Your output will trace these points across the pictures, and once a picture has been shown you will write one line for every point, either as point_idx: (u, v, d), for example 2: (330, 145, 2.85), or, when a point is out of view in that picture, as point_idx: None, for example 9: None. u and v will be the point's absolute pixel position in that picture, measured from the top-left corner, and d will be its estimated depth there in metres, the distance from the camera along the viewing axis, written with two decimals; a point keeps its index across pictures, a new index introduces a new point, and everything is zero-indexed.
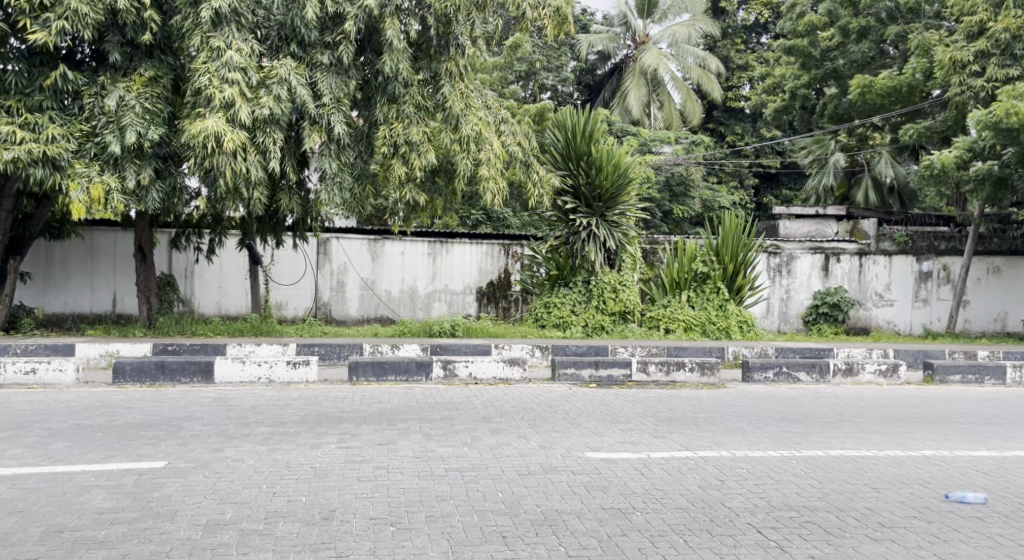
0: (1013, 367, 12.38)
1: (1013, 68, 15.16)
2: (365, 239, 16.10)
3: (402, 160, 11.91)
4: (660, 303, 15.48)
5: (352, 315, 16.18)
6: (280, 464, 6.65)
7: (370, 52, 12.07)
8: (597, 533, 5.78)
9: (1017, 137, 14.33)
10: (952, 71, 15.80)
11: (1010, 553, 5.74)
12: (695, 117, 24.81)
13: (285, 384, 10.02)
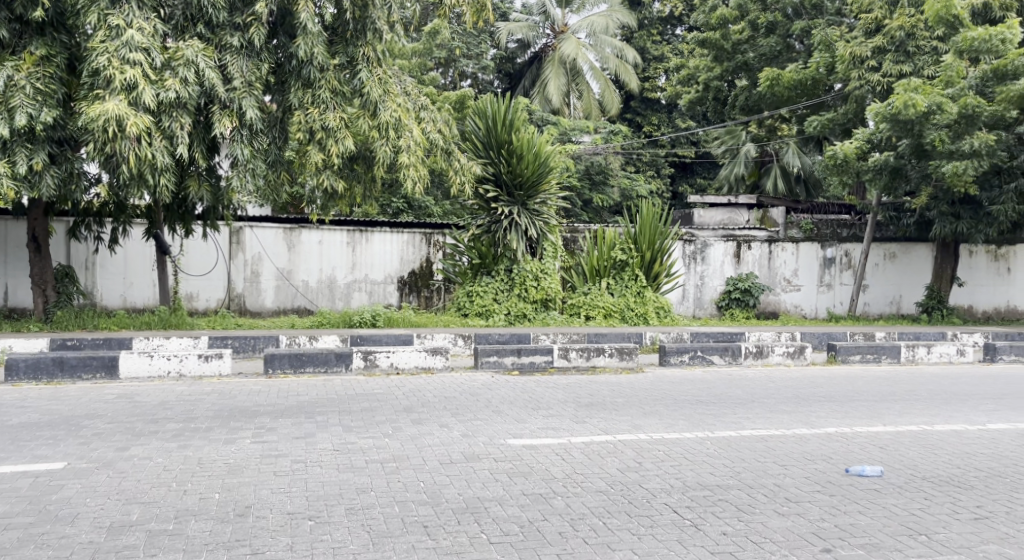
0: (907, 346, 13.00)
1: (906, 63, 16.17)
2: (280, 227, 15.86)
3: (319, 146, 11.74)
4: (581, 290, 15.71)
5: (267, 306, 15.94)
6: (191, 461, 6.58)
7: (282, 36, 11.96)
8: (518, 519, 5.91)
9: (912, 129, 15.07)
10: (853, 66, 16.68)
11: (905, 522, 6.07)
12: (614, 106, 25.07)
13: (197, 377, 9.92)
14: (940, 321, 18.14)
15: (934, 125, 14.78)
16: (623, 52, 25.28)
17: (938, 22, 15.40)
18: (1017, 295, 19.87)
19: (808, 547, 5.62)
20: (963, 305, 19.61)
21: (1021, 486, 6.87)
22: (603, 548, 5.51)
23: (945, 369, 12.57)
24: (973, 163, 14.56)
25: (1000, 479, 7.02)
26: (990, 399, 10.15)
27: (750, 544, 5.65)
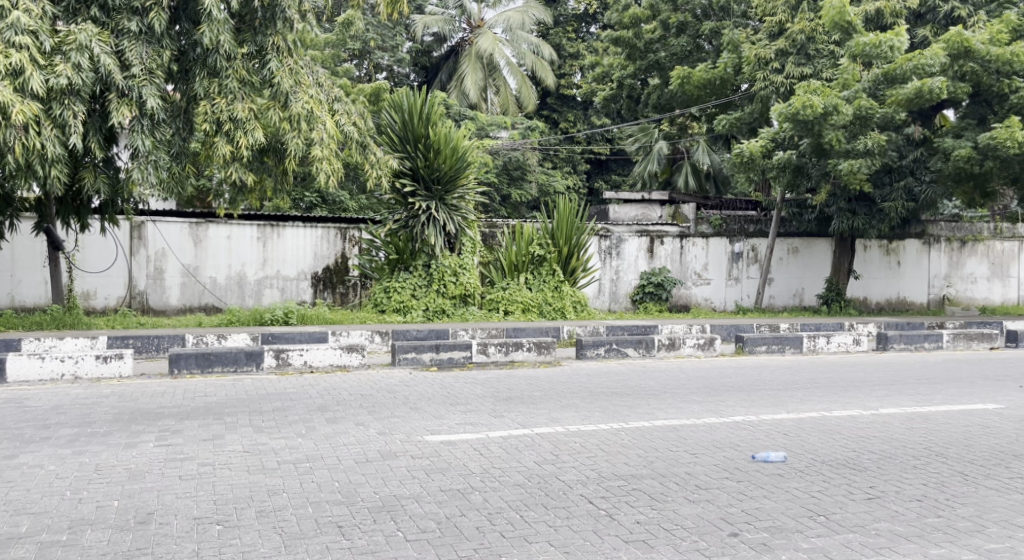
0: (809, 336, 13.46)
1: (806, 66, 16.90)
2: (185, 222, 15.50)
3: (225, 137, 11.54)
4: (500, 286, 15.78)
5: (171, 304, 15.57)
6: (88, 468, 6.42)
7: (186, 22, 11.61)
8: (435, 515, 5.94)
9: (811, 129, 15.53)
10: (757, 68, 17.23)
11: (806, 504, 6.32)
12: (531, 102, 25.34)
13: (95, 379, 9.66)
14: (837, 312, 19.00)
15: (832, 126, 15.37)
16: (539, 49, 25.56)
17: (834, 26, 16.03)
18: (908, 286, 21.02)
19: (716, 532, 5.79)
20: (859, 297, 20.46)
21: (912, 466, 7.23)
22: (520, 541, 5.58)
23: (843, 358, 13.08)
24: (866, 161, 15.45)
25: (893, 461, 7.37)
26: (884, 385, 10.64)
27: (663, 531, 5.80)
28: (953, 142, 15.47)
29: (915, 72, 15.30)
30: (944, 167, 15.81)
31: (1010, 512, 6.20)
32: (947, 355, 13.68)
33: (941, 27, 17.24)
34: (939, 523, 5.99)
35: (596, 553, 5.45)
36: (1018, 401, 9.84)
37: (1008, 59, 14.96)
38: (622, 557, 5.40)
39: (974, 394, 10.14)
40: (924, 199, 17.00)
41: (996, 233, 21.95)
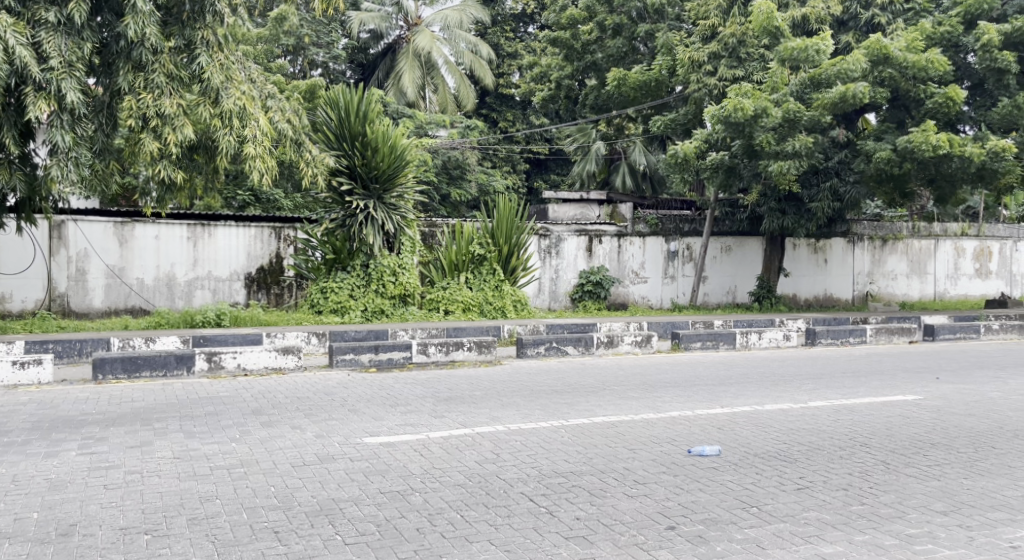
0: (742, 333, 13.73)
1: (738, 69, 17.21)
2: (109, 222, 15.12)
3: (153, 134, 11.26)
4: (440, 285, 15.74)
5: (95, 307, 15.15)
6: (5, 480, 6.22)
7: (108, 13, 11.31)
8: (374, 518, 5.91)
9: (744, 130, 15.87)
10: (692, 70, 17.47)
11: (740, 496, 6.43)
12: (469, 101, 25.20)
13: (12, 386, 9.35)
14: (769, 309, 19.46)
15: (762, 127, 15.73)
16: (477, 48, 25.51)
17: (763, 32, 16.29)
18: (834, 283, 21.53)
19: (654, 526, 5.86)
20: (788, 294, 20.91)
21: (838, 456, 7.42)
22: (460, 541, 5.58)
23: (774, 353, 13.35)
24: (794, 162, 15.82)
25: (821, 451, 7.55)
26: (812, 379, 10.91)
27: (602, 526, 5.85)
28: (874, 146, 16.04)
29: (840, 77, 15.70)
30: (866, 168, 16.27)
31: (930, 498, 6.41)
32: (870, 349, 14.08)
33: (862, 34, 17.76)
34: (863, 510, 6.15)
35: (537, 550, 5.47)
36: (938, 391, 10.19)
37: (924, 66, 15.60)
38: (562, 553, 5.43)
39: (898, 386, 10.45)
40: (849, 198, 17.38)
41: (915, 231, 22.63)
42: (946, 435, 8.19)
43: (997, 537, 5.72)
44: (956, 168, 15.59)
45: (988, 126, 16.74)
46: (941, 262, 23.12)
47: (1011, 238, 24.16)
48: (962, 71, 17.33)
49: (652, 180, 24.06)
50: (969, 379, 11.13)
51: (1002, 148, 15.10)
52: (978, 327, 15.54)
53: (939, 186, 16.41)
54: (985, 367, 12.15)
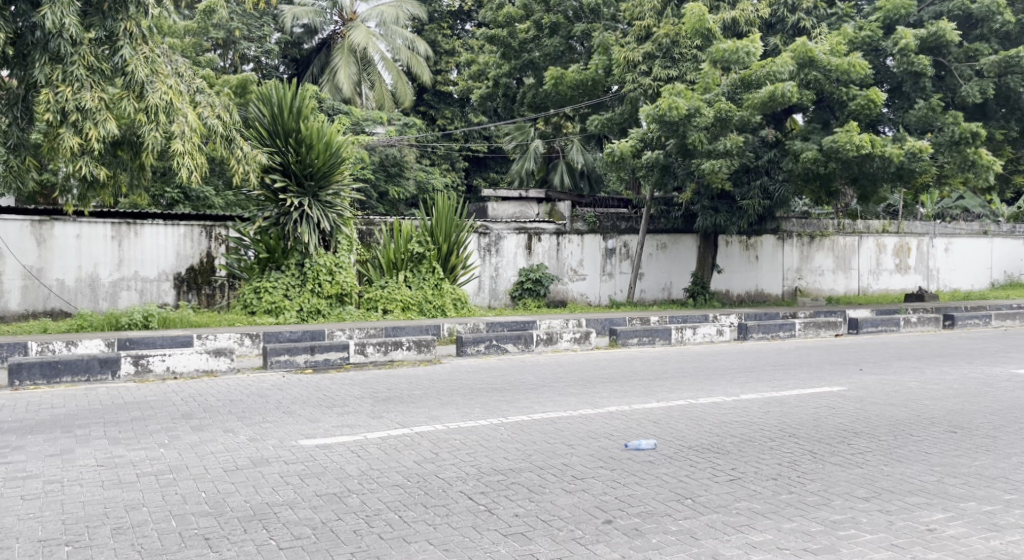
0: (678, 328, 13.89)
1: (672, 69, 17.33)
2: (26, 220, 14.60)
3: (73, 129, 10.89)
4: (378, 284, 15.57)
5: (11, 309, 14.59)
6: None
7: (23, 3, 10.87)
8: (309, 521, 5.79)
9: (678, 129, 16.04)
10: (626, 70, 17.66)
11: (675, 488, 6.47)
12: (407, 98, 25.00)
13: None
14: (704, 305, 19.74)
15: (695, 127, 15.94)
16: (414, 44, 25.25)
17: (696, 33, 16.78)
18: (765, 279, 21.92)
19: (592, 520, 5.85)
20: (721, 290, 21.22)
21: (768, 447, 7.51)
22: (398, 542, 5.49)
23: (709, 348, 13.53)
24: (726, 162, 16.07)
25: (752, 443, 7.65)
26: (745, 372, 11.08)
27: (540, 523, 5.82)
28: (801, 146, 16.35)
29: (768, 79, 15.91)
30: (794, 167, 16.57)
31: (853, 485, 6.54)
32: (800, 342, 14.38)
33: (789, 37, 17.99)
34: (793, 499, 6.24)
35: (475, 548, 5.41)
36: (863, 382, 10.43)
37: (846, 69, 15.91)
38: (501, 550, 5.38)
39: (826, 378, 10.67)
40: (778, 196, 17.63)
41: (840, 228, 23.13)
42: (868, 423, 8.37)
43: (915, 520, 5.86)
44: (877, 167, 15.98)
45: (906, 127, 17.25)
46: (864, 258, 23.70)
47: (927, 234, 24.88)
48: (882, 74, 17.88)
49: (590, 178, 24.25)
50: (890, 369, 11.44)
51: (918, 149, 15.55)
52: (899, 319, 15.99)
53: (862, 185, 16.82)
54: (906, 358, 12.50)
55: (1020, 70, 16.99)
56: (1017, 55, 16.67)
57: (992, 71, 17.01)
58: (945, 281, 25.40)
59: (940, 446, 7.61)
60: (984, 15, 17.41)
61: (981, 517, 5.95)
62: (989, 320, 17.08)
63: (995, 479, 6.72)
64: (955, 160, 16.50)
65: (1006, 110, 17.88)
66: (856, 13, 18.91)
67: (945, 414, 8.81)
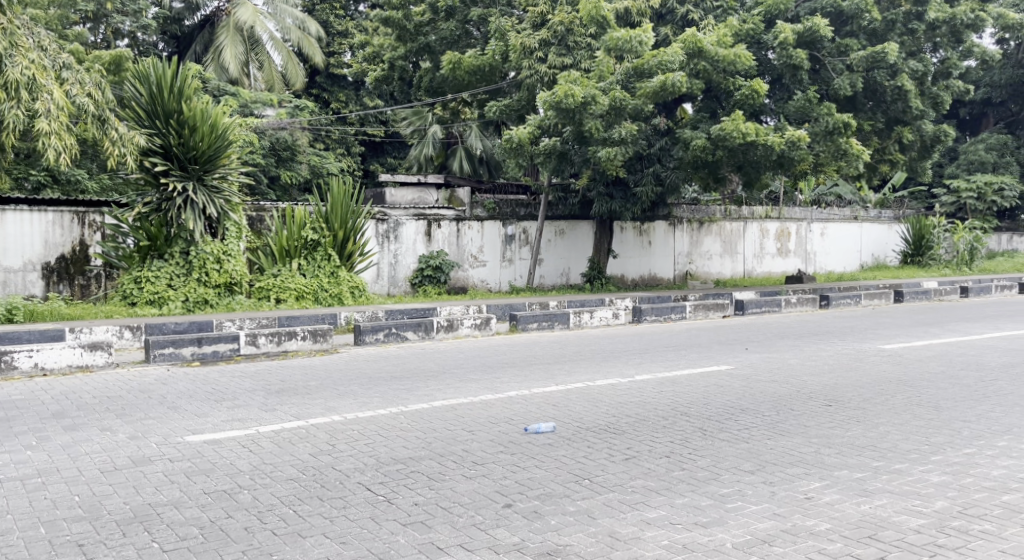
0: (576, 312, 13.91)
1: (568, 57, 17.35)
2: None
3: None
4: (270, 273, 15.13)
5: None
6: None
7: None
8: (196, 520, 5.48)
9: (574, 117, 16.06)
10: (523, 56, 17.40)
11: (572, 470, 6.41)
12: (298, 79, 24.20)
13: None
14: (601, 290, 20.00)
15: (590, 114, 16.02)
16: (304, 25, 24.81)
17: (591, 20, 16.94)
18: (658, 263, 22.26)
19: (491, 505, 5.73)
20: (617, 274, 21.42)
21: (661, 426, 7.55)
22: (293, 537, 5.26)
23: (606, 332, 13.62)
24: (621, 149, 16.23)
25: (646, 422, 7.68)
26: (639, 353, 11.19)
27: (440, 510, 5.67)
28: (691, 134, 16.63)
29: (660, 68, 16.13)
30: (684, 155, 16.86)
31: (740, 459, 6.61)
32: (692, 323, 14.62)
33: (678, 28, 18.22)
34: (684, 475, 6.27)
35: (373, 540, 5.23)
36: (749, 360, 10.66)
37: (732, 60, 16.19)
38: (400, 541, 5.22)
39: (716, 357, 10.88)
40: (669, 183, 17.86)
41: (727, 214, 23.71)
42: (755, 400, 8.53)
43: (795, 490, 5.97)
44: (760, 156, 16.36)
45: (785, 117, 17.77)
46: (749, 242, 24.35)
47: (806, 219, 25.78)
48: (763, 66, 18.23)
49: (490, 165, 24.25)
50: (774, 348, 11.75)
51: (797, 138, 15.96)
52: (780, 300, 16.45)
53: (746, 172, 17.19)
54: (787, 337, 12.87)
55: (885, 65, 17.72)
56: (883, 51, 17.33)
57: (861, 66, 17.65)
58: (821, 264, 26.41)
59: (817, 418, 7.80)
60: (853, 12, 18.06)
61: (854, 483, 6.10)
62: (859, 300, 17.77)
63: (866, 448, 6.93)
64: (829, 149, 17.08)
65: (874, 103, 18.61)
66: (739, 6, 19.28)
67: (822, 388, 9.06)
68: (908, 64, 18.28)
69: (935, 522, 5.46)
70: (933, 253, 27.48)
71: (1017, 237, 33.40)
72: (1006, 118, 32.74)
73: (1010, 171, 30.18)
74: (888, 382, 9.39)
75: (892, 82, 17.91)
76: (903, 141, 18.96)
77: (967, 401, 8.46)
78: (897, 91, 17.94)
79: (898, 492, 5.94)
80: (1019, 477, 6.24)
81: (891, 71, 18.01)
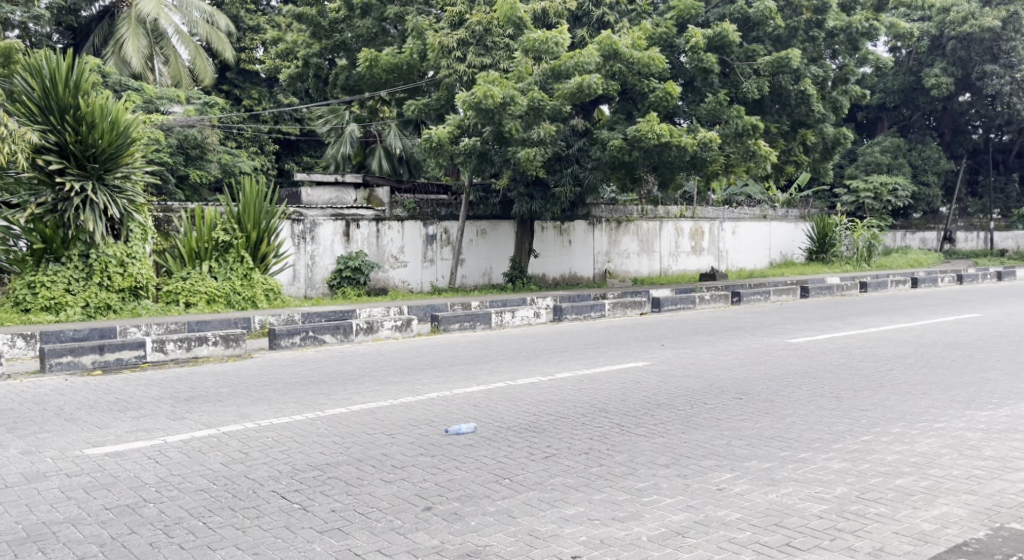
0: (498, 312, 13.80)
1: (486, 57, 17.20)
2: None
3: None
4: (179, 275, 14.61)
5: None
6: None
7: None
8: (96, 537, 5.17)
9: (494, 118, 15.96)
10: (441, 55, 17.23)
11: (493, 470, 6.28)
12: (207, 76, 23.79)
13: None
14: (522, 289, 19.96)
15: (510, 115, 15.92)
16: (212, 18, 24.18)
17: (509, 20, 16.74)
18: (577, 262, 22.31)
19: (410, 508, 5.55)
20: (538, 274, 21.39)
21: (580, 423, 7.48)
22: (201, 550, 4.99)
23: (528, 331, 13.52)
24: (540, 150, 16.22)
25: (566, 419, 7.60)
26: (559, 352, 11.14)
27: (358, 516, 5.46)
28: (608, 135, 16.71)
29: (576, 69, 16.15)
30: (602, 156, 16.91)
31: (656, 454, 6.58)
32: (612, 321, 14.68)
33: (594, 30, 18.25)
34: (602, 471, 6.20)
35: (287, 549, 5.00)
36: (665, 356, 10.71)
37: (646, 63, 16.36)
38: (316, 549, 5.00)
39: (634, 354, 10.92)
40: (588, 183, 17.87)
41: (643, 213, 23.94)
42: (670, 395, 8.55)
43: (709, 482, 5.95)
44: (674, 156, 16.51)
45: (697, 120, 17.97)
46: (664, 241, 24.62)
47: (717, 218, 26.24)
48: (676, 70, 18.43)
49: (409, 164, 24.05)
50: (689, 344, 11.85)
51: (709, 139, 16.16)
52: (695, 297, 16.66)
53: (661, 172, 17.35)
54: (702, 332, 13.00)
55: (789, 70, 18.09)
56: (788, 56, 17.71)
57: (767, 71, 17.99)
58: (733, 262, 26.91)
59: (729, 411, 7.84)
60: (759, 18, 18.29)
61: (763, 473, 6.12)
62: (769, 296, 18.15)
63: (774, 438, 6.98)
64: (738, 150, 17.37)
65: (779, 106, 19.02)
66: (651, 11, 19.45)
67: (735, 382, 9.14)
68: (809, 69, 18.76)
69: (837, 507, 5.51)
70: (836, 250, 28.34)
71: (909, 235, 34.82)
72: (899, 122, 34.10)
73: (903, 172, 31.32)
74: (795, 374, 9.54)
75: (796, 87, 18.31)
76: (807, 143, 19.46)
77: (867, 391, 8.64)
78: (800, 94, 18.36)
79: (803, 480, 5.98)
80: (911, 461, 6.37)
81: (795, 75, 18.42)
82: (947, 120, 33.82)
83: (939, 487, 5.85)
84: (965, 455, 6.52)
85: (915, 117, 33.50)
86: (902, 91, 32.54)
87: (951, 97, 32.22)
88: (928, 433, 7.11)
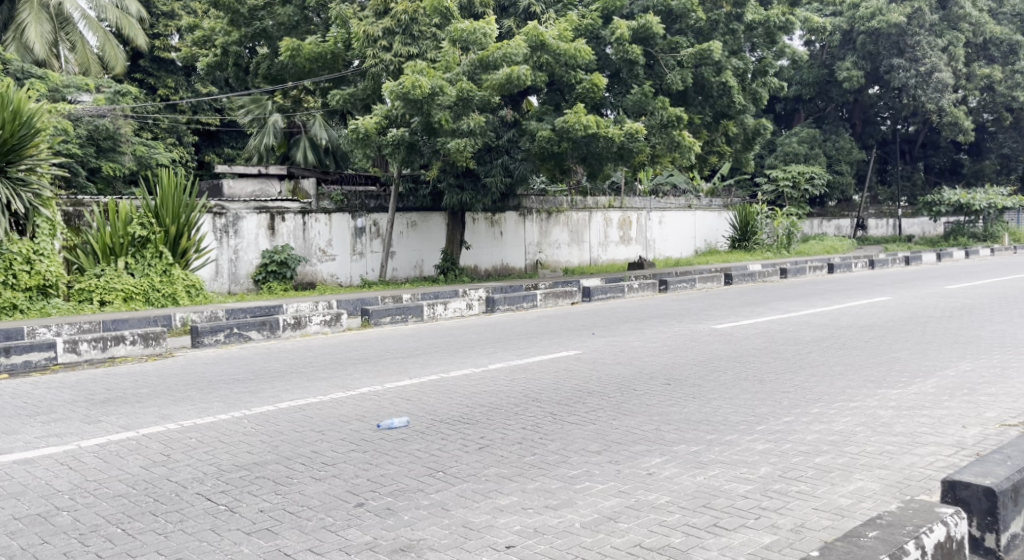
0: (429, 304, 13.62)
1: (413, 46, 16.85)
2: None
3: None
4: (92, 272, 13.99)
5: None
6: None
7: None
8: (5, 549, 4.85)
9: (422, 108, 15.69)
10: (366, 45, 16.99)
11: (425, 463, 6.10)
12: (117, 64, 23.06)
13: None
14: (454, 281, 19.76)
15: (438, 106, 15.69)
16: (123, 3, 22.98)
17: (435, 12, 16.44)
18: (508, 252, 22.18)
19: (342, 506, 5.34)
20: (470, 265, 21.19)
21: (513, 413, 7.35)
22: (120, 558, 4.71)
23: (458, 323, 13.36)
24: (470, 141, 16.02)
25: (498, 410, 7.47)
26: (490, 343, 11.02)
27: (287, 515, 5.23)
28: (536, 126, 16.62)
29: (504, 60, 15.95)
30: (531, 147, 16.83)
31: (588, 441, 6.49)
32: (544, 312, 14.59)
33: (521, 20, 18.12)
34: (535, 460, 6.07)
35: (213, 552, 4.76)
36: (596, 344, 10.66)
37: (573, 54, 16.26)
38: (243, 551, 4.77)
39: (564, 343, 10.85)
40: (518, 174, 17.75)
41: (572, 204, 23.95)
42: (601, 382, 8.48)
43: (639, 467, 5.88)
44: (602, 147, 16.48)
45: (623, 111, 18.00)
46: (594, 231, 24.67)
47: (645, 208, 26.44)
48: (602, 61, 18.42)
49: (335, 155, 23.61)
50: (619, 331, 11.84)
51: (635, 131, 16.17)
52: (624, 286, 16.68)
53: (589, 164, 17.29)
54: (631, 321, 13.02)
55: (711, 62, 18.22)
56: (709, 48, 17.82)
57: (690, 62, 18.10)
58: (661, 251, 27.14)
59: (659, 397, 7.80)
60: (681, 11, 18.41)
61: (691, 456, 6.08)
62: (694, 284, 18.30)
63: (701, 422, 6.95)
64: (664, 141, 17.47)
65: (702, 97, 19.17)
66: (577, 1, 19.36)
67: (664, 368, 9.13)
68: (730, 61, 18.99)
69: (762, 486, 5.49)
70: (758, 238, 28.86)
71: (826, 222, 35.66)
72: (815, 113, 34.92)
73: (820, 162, 32.07)
74: (721, 358, 9.58)
75: (717, 78, 18.49)
76: (729, 134, 19.72)
77: (790, 373, 8.71)
78: (722, 86, 18.57)
79: (730, 462, 5.95)
80: (831, 439, 6.41)
81: (717, 67, 18.57)
82: (861, 110, 34.74)
83: (855, 463, 5.88)
84: (878, 432, 6.59)
85: (830, 108, 34.35)
86: (818, 83, 33.28)
87: (862, 89, 33.13)
88: (844, 412, 7.18)
